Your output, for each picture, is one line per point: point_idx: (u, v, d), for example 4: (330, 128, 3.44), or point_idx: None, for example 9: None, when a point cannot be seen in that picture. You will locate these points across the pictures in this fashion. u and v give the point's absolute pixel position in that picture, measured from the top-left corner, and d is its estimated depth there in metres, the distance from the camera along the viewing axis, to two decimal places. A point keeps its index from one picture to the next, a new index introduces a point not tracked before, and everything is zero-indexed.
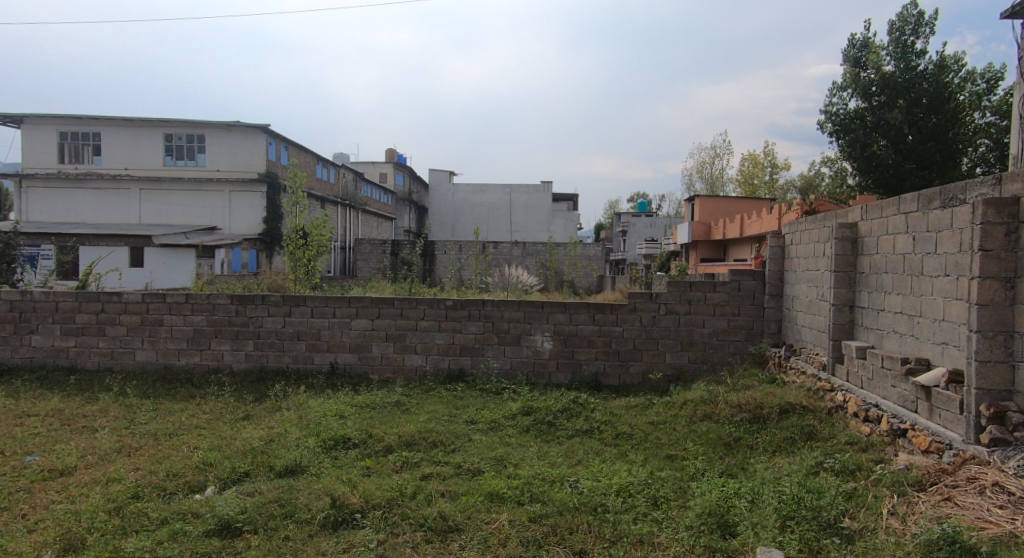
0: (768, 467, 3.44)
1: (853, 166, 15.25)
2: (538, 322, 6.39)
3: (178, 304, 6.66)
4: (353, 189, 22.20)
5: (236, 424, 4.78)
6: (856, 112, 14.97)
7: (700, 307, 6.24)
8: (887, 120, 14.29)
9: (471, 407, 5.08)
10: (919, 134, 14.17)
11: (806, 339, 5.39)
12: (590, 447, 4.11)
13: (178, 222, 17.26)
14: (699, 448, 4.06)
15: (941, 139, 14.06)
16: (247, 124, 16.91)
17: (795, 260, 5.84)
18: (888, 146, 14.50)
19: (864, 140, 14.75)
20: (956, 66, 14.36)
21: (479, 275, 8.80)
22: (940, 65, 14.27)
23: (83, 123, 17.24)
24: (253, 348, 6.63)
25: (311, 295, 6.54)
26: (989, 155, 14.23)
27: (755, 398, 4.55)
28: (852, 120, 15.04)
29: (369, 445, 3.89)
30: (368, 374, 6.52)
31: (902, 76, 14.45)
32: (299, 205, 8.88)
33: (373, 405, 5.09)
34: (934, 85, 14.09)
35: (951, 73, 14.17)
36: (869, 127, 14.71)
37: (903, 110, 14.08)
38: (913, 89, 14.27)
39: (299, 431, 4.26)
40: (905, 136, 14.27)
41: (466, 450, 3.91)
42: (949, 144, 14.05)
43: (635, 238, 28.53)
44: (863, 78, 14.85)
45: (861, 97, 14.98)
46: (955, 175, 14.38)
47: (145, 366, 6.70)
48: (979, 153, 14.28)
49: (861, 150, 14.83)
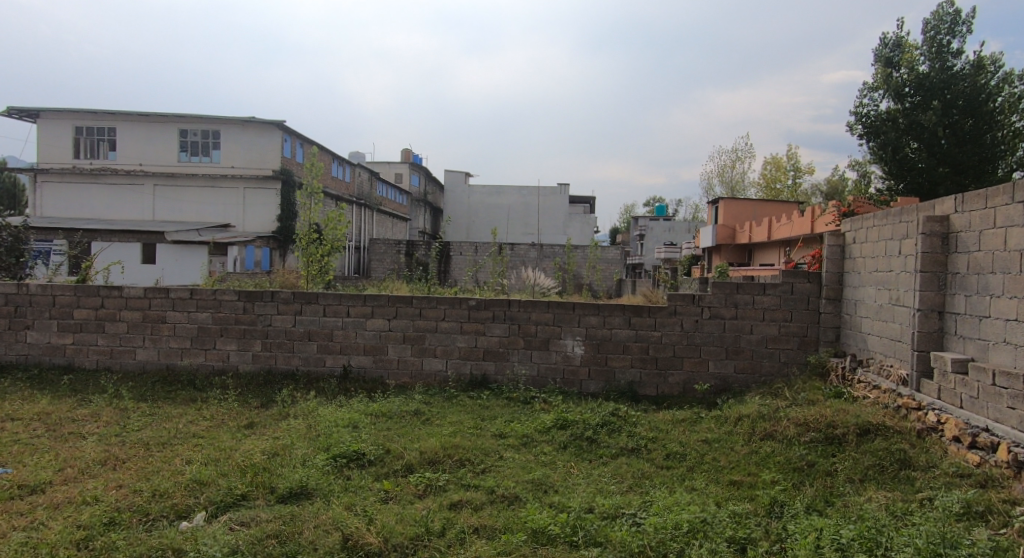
0: (861, 503, 2.89)
1: (883, 170, 14.55)
2: (568, 325, 5.85)
3: (182, 300, 6.21)
4: (369, 189, 21.84)
5: (238, 434, 4.29)
6: (888, 114, 14.22)
7: (748, 312, 5.66)
8: (921, 123, 13.57)
9: (499, 418, 4.56)
10: (955, 137, 13.44)
11: (875, 349, 4.80)
12: (639, 469, 3.56)
13: (191, 218, 16.93)
14: (767, 473, 3.50)
15: (978, 142, 13.29)
16: (262, 120, 16.57)
17: (859, 261, 5.25)
18: (921, 149, 13.78)
19: (895, 143, 14.05)
20: (994, 66, 13.60)
21: (498, 275, 8.28)
22: (977, 65, 13.51)
23: (99, 118, 17.02)
24: (260, 349, 6.16)
25: (324, 292, 6.06)
26: None
27: (826, 416, 3.98)
28: (883, 121, 14.30)
29: (385, 464, 3.38)
30: (383, 379, 6.02)
31: (937, 76, 13.72)
32: (313, 199, 8.42)
33: (388, 414, 4.58)
34: (972, 85, 13.33)
35: (989, 73, 13.40)
36: (901, 130, 13.97)
37: (938, 111, 13.38)
38: (950, 89, 13.54)
39: (306, 444, 3.76)
40: (939, 139, 13.53)
41: (498, 472, 3.38)
42: (986, 148, 13.29)
43: (653, 242, 27.84)
44: (896, 78, 14.13)
45: (892, 99, 14.27)
46: (992, 180, 13.61)
47: (145, 366, 6.25)
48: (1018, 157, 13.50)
49: (892, 154, 14.15)
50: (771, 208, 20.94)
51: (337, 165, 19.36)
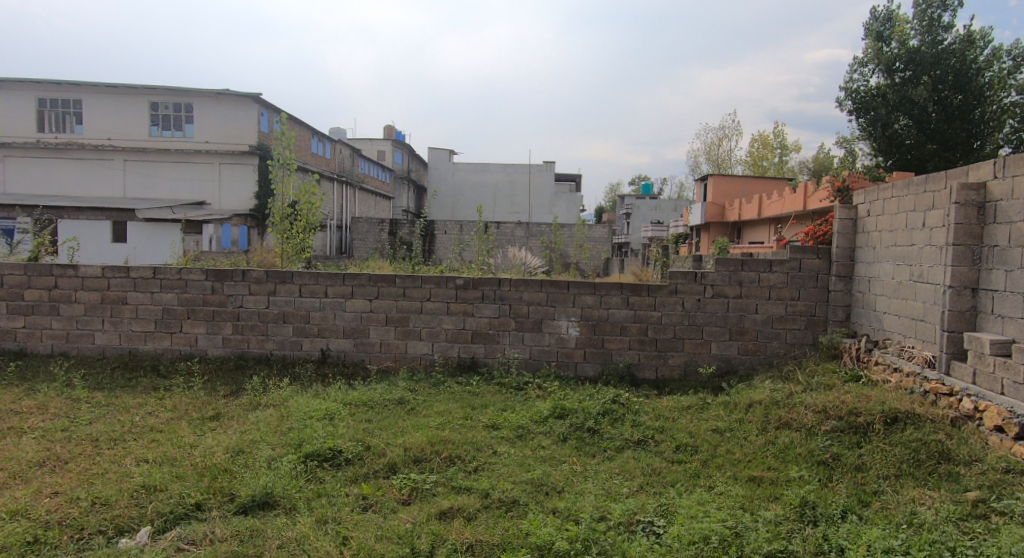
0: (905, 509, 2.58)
1: (871, 147, 14.12)
2: (563, 306, 5.47)
3: (145, 280, 5.72)
4: (350, 166, 21.15)
5: (200, 428, 3.85)
6: (877, 89, 13.79)
7: (753, 291, 5.32)
8: (911, 98, 13.21)
9: (491, 407, 4.19)
10: (944, 113, 13.13)
11: (893, 329, 4.49)
12: (648, 465, 3.22)
13: (165, 195, 16.19)
14: (789, 469, 3.18)
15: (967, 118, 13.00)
16: (237, 93, 15.78)
17: (873, 236, 4.91)
18: (910, 125, 13.39)
19: (885, 119, 13.62)
20: (984, 41, 13.25)
21: (485, 253, 7.83)
22: (968, 39, 13.14)
23: (62, 90, 16.10)
24: (231, 332, 5.70)
25: (300, 270, 5.60)
26: (1014, 136, 13.20)
27: (847, 402, 3.67)
28: (872, 97, 13.86)
29: (364, 464, 2.99)
30: (365, 363, 5.60)
31: (928, 50, 13.30)
32: (287, 172, 7.88)
33: (369, 404, 4.17)
34: (963, 60, 13.03)
35: (979, 47, 13.10)
36: (891, 105, 13.55)
37: (928, 86, 13.04)
38: (940, 64, 13.22)
39: (275, 439, 3.35)
40: (929, 115, 13.17)
41: (492, 471, 3.00)
42: (974, 124, 13.01)
43: (640, 221, 27.52)
44: (887, 53, 13.68)
45: (882, 74, 13.83)
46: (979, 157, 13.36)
47: (105, 351, 5.76)
48: (1004, 134, 13.26)
49: (881, 130, 13.70)
50: (760, 184, 20.66)
51: (316, 141, 18.63)
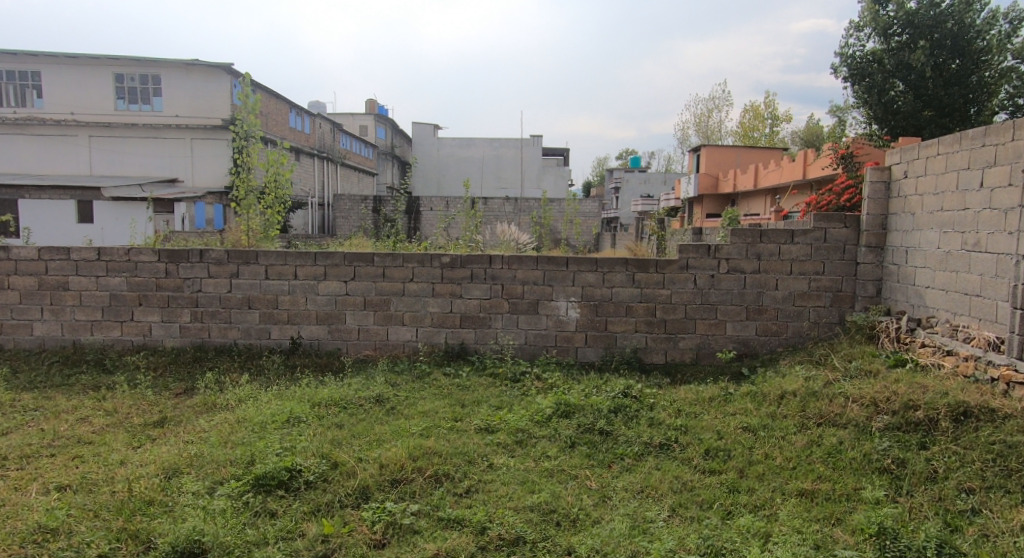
0: (1012, 551, 2.05)
1: (866, 115, 13.32)
2: (561, 284, 4.87)
3: (88, 263, 5.03)
4: (331, 141, 20.18)
5: (137, 438, 3.22)
6: (873, 55, 12.99)
7: (772, 265, 4.75)
8: (909, 63, 12.47)
9: (484, 404, 3.61)
10: (942, 78, 12.36)
11: (938, 306, 3.97)
12: (677, 479, 2.66)
13: (134, 172, 15.25)
14: (846, 479, 2.64)
15: (964, 83, 12.27)
16: (207, 63, 14.79)
17: (911, 200, 4.33)
18: (907, 91, 12.62)
19: (881, 86, 12.85)
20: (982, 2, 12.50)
21: (471, 229, 7.17)
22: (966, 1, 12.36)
23: (19, 61, 14.99)
24: (189, 320, 5.04)
25: (265, 250, 4.94)
26: (1012, 102, 12.50)
27: (900, 393, 3.16)
28: (868, 63, 13.04)
29: (328, 489, 2.41)
30: (340, 353, 4.98)
31: (926, 12, 12.48)
32: (254, 144, 7.10)
33: (342, 404, 3.56)
34: (961, 23, 12.29)
35: (977, 9, 12.35)
36: (887, 71, 12.81)
37: (927, 50, 12.27)
38: (938, 28, 12.44)
39: (221, 455, 2.74)
40: (927, 80, 12.39)
41: (489, 493, 2.44)
42: (973, 89, 12.24)
43: (630, 195, 26.87)
44: (883, 16, 12.84)
45: (878, 38, 13.01)
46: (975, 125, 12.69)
47: (45, 344, 5.08)
48: (1001, 100, 12.54)
49: (877, 97, 12.93)
50: (753, 155, 20.04)
51: (295, 115, 17.66)
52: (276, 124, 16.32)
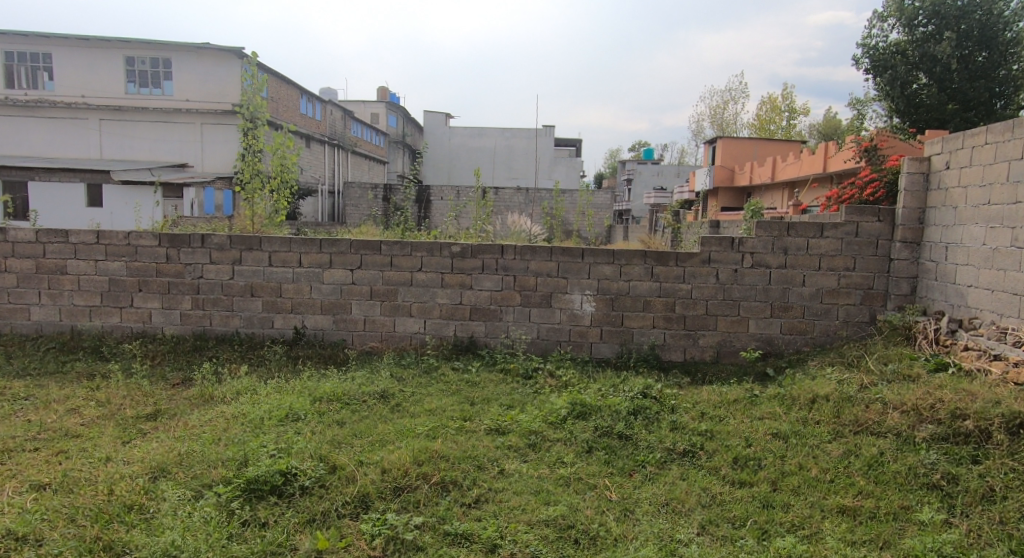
0: None
1: (886, 109, 12.58)
2: (576, 277, 4.64)
3: (87, 246, 4.86)
4: (342, 128, 19.94)
5: (127, 432, 3.04)
6: (896, 46, 12.22)
7: (800, 260, 4.48)
8: (934, 55, 11.66)
9: (494, 403, 3.40)
10: (967, 71, 11.60)
11: (983, 307, 3.70)
12: (705, 491, 2.44)
13: (143, 157, 15.10)
14: (893, 496, 2.41)
15: (991, 76, 11.51)
16: (218, 46, 14.59)
17: (953, 192, 4.03)
18: (931, 85, 11.84)
19: (904, 78, 12.07)
20: None
21: (482, 219, 6.93)
22: None
23: (30, 42, 14.87)
24: (190, 307, 4.86)
25: (269, 235, 4.74)
26: None
27: (947, 401, 2.90)
28: (891, 55, 12.26)
29: (325, 496, 2.21)
30: (345, 345, 4.78)
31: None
32: (261, 127, 6.86)
33: (345, 399, 3.36)
34: (990, 12, 11.45)
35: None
36: (910, 63, 12.05)
37: (953, 42, 11.45)
38: (967, 17, 11.60)
39: (213, 454, 2.55)
40: (952, 73, 11.62)
41: (501, 504, 2.24)
42: (1002, 82, 11.44)
43: (642, 187, 26.49)
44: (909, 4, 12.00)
45: (903, 27, 12.20)
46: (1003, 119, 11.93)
47: (43, 329, 4.93)
48: None
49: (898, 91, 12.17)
50: (771, 147, 19.61)
51: (306, 101, 17.44)
52: (286, 109, 16.11)
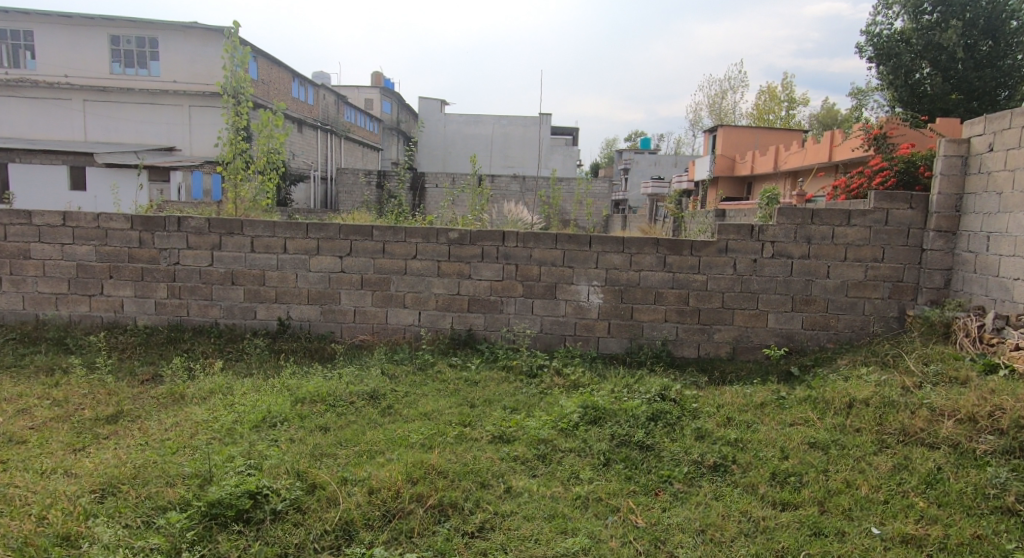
0: None
1: (889, 99, 12.12)
2: (582, 266, 4.28)
3: (53, 229, 4.45)
4: (336, 113, 19.40)
5: (81, 437, 2.68)
6: (900, 34, 11.70)
7: (825, 250, 4.14)
8: (939, 43, 11.16)
9: (495, 405, 3.05)
10: (973, 60, 11.13)
11: None
12: (744, 515, 2.11)
13: (129, 139, 14.56)
14: (960, 523, 2.08)
15: (997, 65, 11.06)
16: (207, 26, 14.06)
17: (996, 176, 3.68)
18: (935, 74, 11.38)
19: (907, 67, 11.58)
20: None
21: (477, 206, 6.56)
22: None
23: (10, 18, 14.27)
24: (165, 296, 4.48)
25: (251, 219, 4.36)
26: None
27: (1009, 408, 2.56)
28: (896, 43, 11.73)
29: (301, 524, 1.87)
30: (333, 337, 4.42)
31: None
32: (245, 104, 6.41)
33: (330, 400, 3.01)
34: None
35: None
36: (915, 52, 11.52)
37: (959, 30, 10.95)
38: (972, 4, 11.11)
39: (173, 469, 2.18)
40: (957, 62, 11.15)
41: (512, 532, 1.90)
42: (1007, 72, 11.01)
43: (639, 177, 26.13)
44: None
45: (908, 14, 11.66)
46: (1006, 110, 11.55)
47: (5, 318, 4.54)
48: None
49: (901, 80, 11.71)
50: (773, 136, 19.26)
51: (298, 84, 16.91)
52: (277, 92, 15.59)
